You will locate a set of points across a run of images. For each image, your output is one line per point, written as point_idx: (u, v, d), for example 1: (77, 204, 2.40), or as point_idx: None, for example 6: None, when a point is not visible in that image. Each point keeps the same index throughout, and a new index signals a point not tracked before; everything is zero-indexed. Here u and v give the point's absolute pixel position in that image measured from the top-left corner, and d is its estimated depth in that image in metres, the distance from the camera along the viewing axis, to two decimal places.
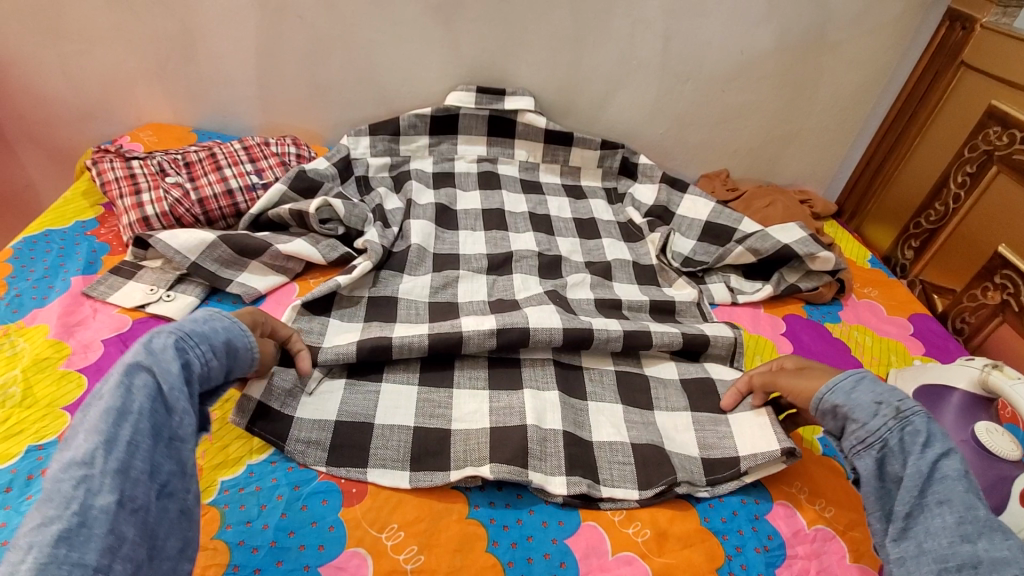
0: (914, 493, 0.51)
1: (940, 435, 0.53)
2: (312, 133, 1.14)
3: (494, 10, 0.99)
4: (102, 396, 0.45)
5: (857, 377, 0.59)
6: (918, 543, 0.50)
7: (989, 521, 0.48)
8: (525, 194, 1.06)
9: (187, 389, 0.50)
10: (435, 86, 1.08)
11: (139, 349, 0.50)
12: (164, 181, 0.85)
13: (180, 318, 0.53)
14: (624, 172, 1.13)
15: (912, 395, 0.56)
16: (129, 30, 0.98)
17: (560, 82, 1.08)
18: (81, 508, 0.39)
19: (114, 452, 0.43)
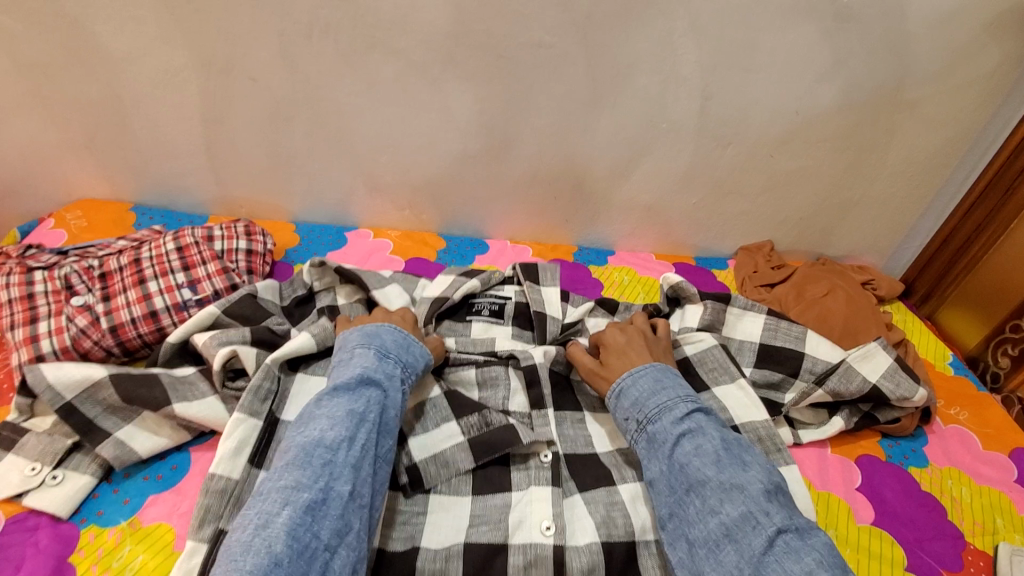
0: (667, 491, 0.54)
1: (668, 419, 0.57)
2: (275, 208, 0.96)
3: (490, 68, 0.80)
4: (351, 400, 0.53)
5: (619, 391, 0.63)
6: (686, 537, 0.51)
7: (723, 484, 0.51)
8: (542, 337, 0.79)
9: (399, 410, 0.57)
10: (420, 155, 0.89)
11: (374, 365, 0.58)
12: (68, 303, 0.68)
13: (396, 345, 0.61)
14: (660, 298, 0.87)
15: (653, 397, 0.60)
16: (47, 96, 0.81)
17: (572, 149, 0.89)
18: (325, 486, 0.47)
19: (353, 448, 0.50)
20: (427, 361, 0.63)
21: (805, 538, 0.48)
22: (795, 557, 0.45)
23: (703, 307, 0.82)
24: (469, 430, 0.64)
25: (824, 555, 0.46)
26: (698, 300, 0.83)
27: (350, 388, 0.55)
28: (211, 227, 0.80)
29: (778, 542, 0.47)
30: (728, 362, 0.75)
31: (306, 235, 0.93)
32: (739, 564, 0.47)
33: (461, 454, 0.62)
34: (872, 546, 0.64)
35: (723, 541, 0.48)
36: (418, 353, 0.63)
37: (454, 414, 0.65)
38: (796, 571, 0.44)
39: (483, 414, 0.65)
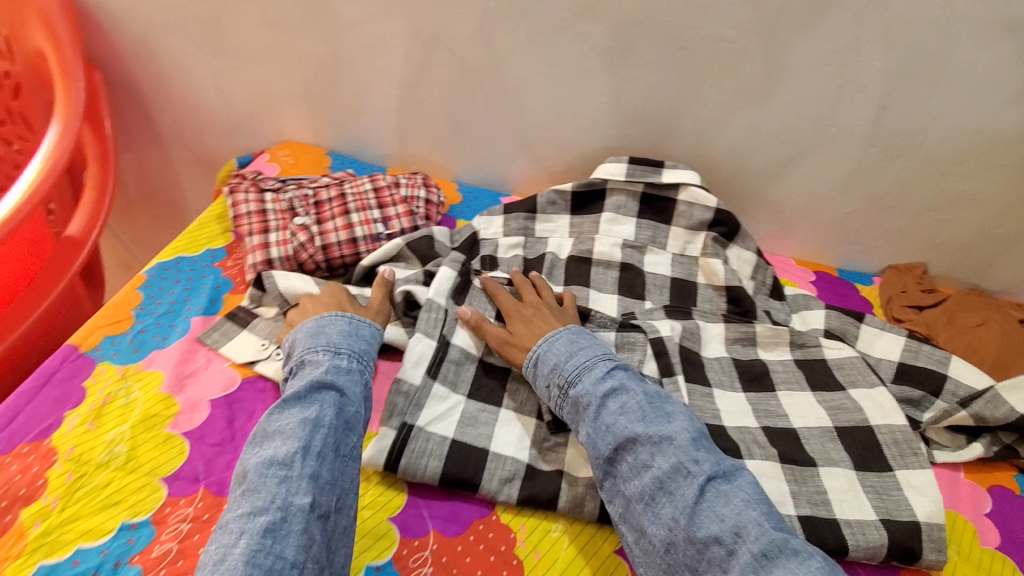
0: (602, 460, 0.58)
1: (590, 380, 0.62)
2: (443, 169, 1.07)
3: (668, 57, 0.84)
4: (302, 410, 0.56)
5: (537, 359, 0.67)
6: (622, 493, 0.56)
7: (652, 438, 0.56)
8: (675, 305, 0.85)
9: (359, 405, 0.60)
10: (582, 135, 0.96)
11: (324, 366, 0.61)
12: (292, 222, 0.83)
13: (344, 338, 0.65)
14: (777, 292, 0.89)
15: (572, 359, 0.65)
16: (282, 50, 0.96)
17: (731, 144, 0.92)
18: (283, 504, 0.49)
19: (307, 458, 0.53)
20: (376, 338, 0.68)
21: (731, 480, 0.54)
22: (727, 501, 0.52)
23: (826, 313, 0.87)
24: None
25: (749, 494, 0.53)
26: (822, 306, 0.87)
27: (300, 398, 0.57)
28: (397, 176, 0.92)
29: (709, 488, 0.53)
30: (867, 370, 0.78)
31: (467, 195, 1.04)
32: (675, 515, 0.52)
33: None
34: (992, 568, 0.63)
35: (658, 493, 0.53)
36: (366, 337, 0.67)
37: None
38: (727, 513, 0.51)
39: None
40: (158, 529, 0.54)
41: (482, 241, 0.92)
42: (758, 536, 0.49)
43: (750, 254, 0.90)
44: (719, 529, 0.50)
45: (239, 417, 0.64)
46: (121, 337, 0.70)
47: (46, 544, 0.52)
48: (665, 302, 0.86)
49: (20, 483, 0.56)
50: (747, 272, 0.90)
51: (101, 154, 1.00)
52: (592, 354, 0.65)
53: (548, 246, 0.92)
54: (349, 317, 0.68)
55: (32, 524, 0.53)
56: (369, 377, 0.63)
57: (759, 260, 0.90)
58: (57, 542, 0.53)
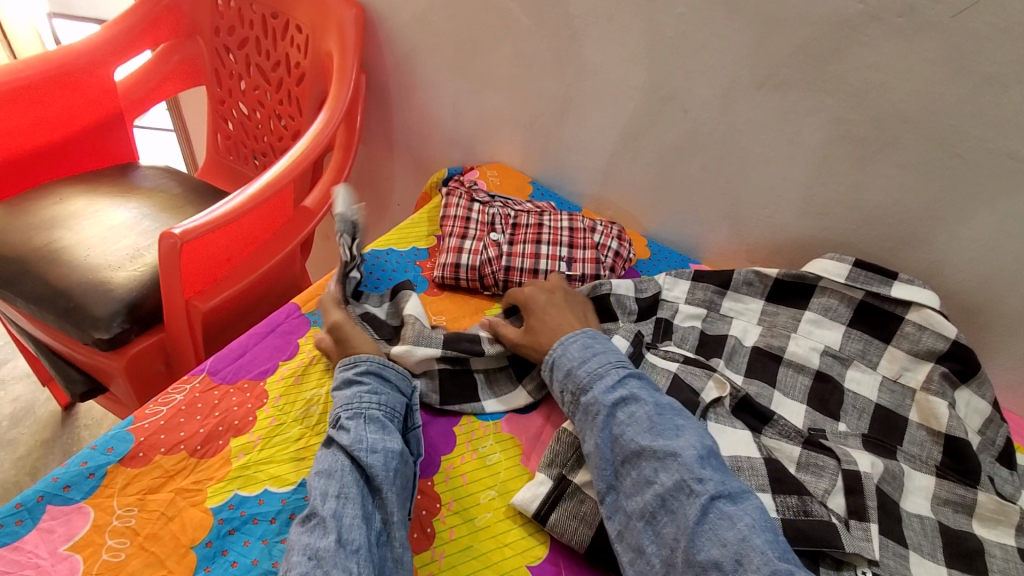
0: (608, 473, 0.59)
1: (600, 388, 0.63)
2: (636, 220, 1.06)
3: (936, 163, 0.75)
4: (317, 461, 0.57)
5: (552, 362, 0.68)
6: (624, 510, 0.57)
7: (657, 454, 0.57)
8: (872, 437, 0.74)
9: (367, 443, 0.58)
10: (803, 221, 0.89)
11: (339, 411, 0.62)
12: (488, 235, 0.87)
13: (356, 379, 0.65)
14: (1010, 462, 0.72)
15: (586, 364, 0.66)
16: (521, 83, 1.04)
17: (989, 271, 0.78)
18: (313, 547, 0.50)
19: (326, 503, 0.53)
20: (386, 365, 0.67)
21: (736, 502, 0.53)
22: (730, 524, 0.51)
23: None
24: (784, 509, 0.63)
25: (754, 519, 0.52)
26: None
27: (323, 447, 0.59)
28: (594, 220, 0.92)
29: (713, 509, 0.53)
30: None
31: (656, 253, 1.01)
32: (677, 536, 0.52)
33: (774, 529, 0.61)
34: None
35: (659, 510, 0.54)
36: (381, 376, 0.66)
37: (769, 488, 0.65)
38: (730, 538, 0.50)
39: (803, 501, 0.63)
40: None
41: (664, 303, 0.86)
42: (760, 565, 0.48)
43: (985, 404, 0.74)
44: (721, 555, 0.50)
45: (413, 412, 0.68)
46: None
47: (243, 476, 0.59)
48: (862, 431, 0.75)
49: (236, 414, 0.64)
50: (974, 425, 0.75)
51: (346, 144, 1.15)
52: (601, 358, 0.66)
53: (731, 328, 0.84)
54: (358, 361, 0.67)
55: (237, 454, 0.60)
56: (377, 408, 0.62)
57: (995, 414, 0.75)
58: (252, 477, 0.59)
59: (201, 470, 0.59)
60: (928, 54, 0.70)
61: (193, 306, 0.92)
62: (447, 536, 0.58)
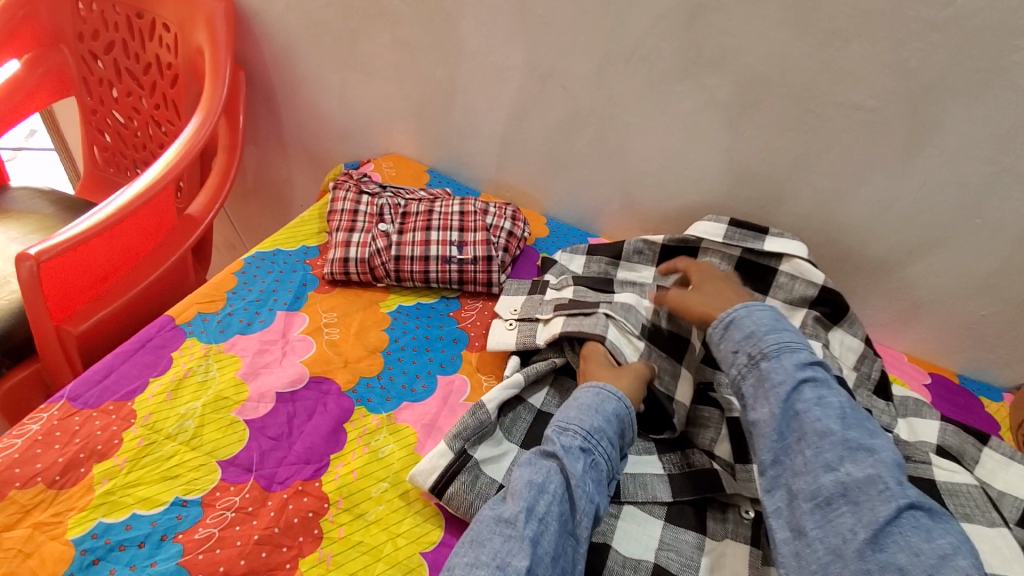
0: (786, 444, 0.56)
1: (789, 361, 0.60)
2: (533, 201, 1.06)
3: (793, 119, 0.79)
4: (530, 471, 0.56)
5: (729, 322, 0.65)
6: (788, 487, 0.55)
7: (849, 444, 0.53)
8: None
9: (590, 480, 0.56)
10: (684, 188, 0.92)
11: (559, 435, 0.59)
12: (376, 227, 0.86)
13: (586, 411, 0.61)
14: (882, 392, 0.78)
15: (773, 334, 0.62)
16: (405, 70, 1.02)
17: (851, 218, 0.83)
18: (502, 565, 0.49)
19: (530, 522, 0.52)
20: (624, 407, 0.63)
21: (932, 517, 0.50)
22: (927, 536, 0.48)
23: (941, 426, 0.74)
24: (669, 467, 0.66)
25: (953, 537, 0.49)
26: (937, 417, 0.75)
27: (532, 460, 0.58)
28: (488, 203, 0.92)
29: (906, 514, 0.50)
30: (987, 505, 0.65)
31: (554, 230, 1.02)
32: (855, 527, 0.50)
33: (661, 485, 0.64)
34: None
35: (838, 497, 0.52)
36: (620, 419, 0.62)
37: (656, 450, 0.68)
38: (927, 550, 0.47)
39: (685, 455, 0.67)
40: (205, 512, 0.56)
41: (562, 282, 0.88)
42: None
43: (857, 341, 0.80)
44: (907, 561, 0.47)
45: (299, 414, 0.65)
46: (212, 317, 0.75)
47: (107, 503, 0.55)
48: None
49: (100, 438, 0.60)
50: (847, 362, 0.79)
51: (229, 145, 1.10)
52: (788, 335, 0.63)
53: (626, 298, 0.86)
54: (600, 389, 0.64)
55: (100, 481, 0.57)
56: (607, 460, 0.59)
57: (864, 350, 0.80)
58: (117, 503, 0.55)
59: (60, 502, 0.55)
60: (773, 15, 0.73)
61: (65, 331, 0.85)
62: (336, 534, 0.56)
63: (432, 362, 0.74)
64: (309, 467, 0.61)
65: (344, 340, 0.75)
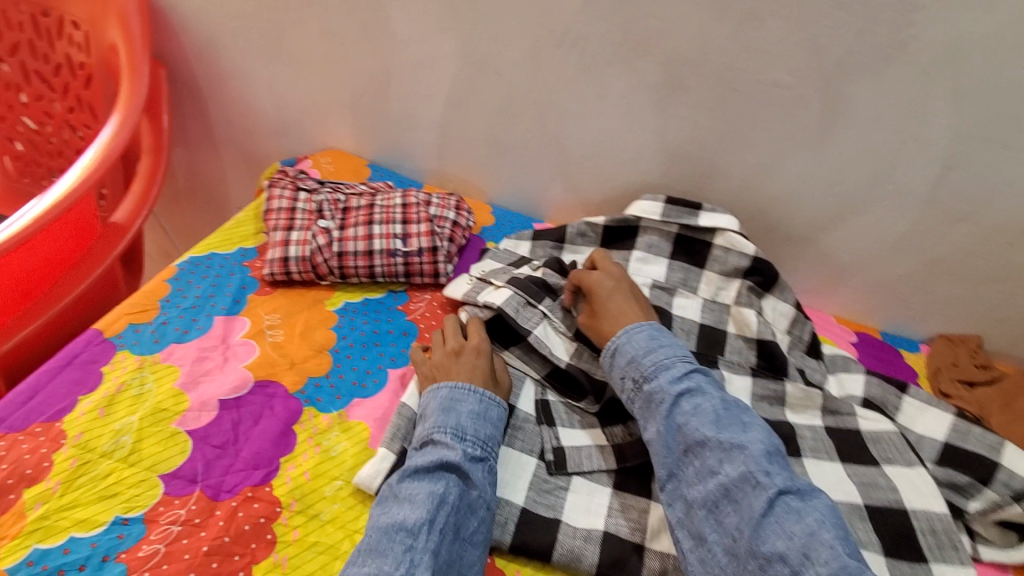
0: (675, 459, 0.58)
1: (666, 378, 0.62)
2: (477, 190, 1.06)
3: (719, 98, 0.82)
4: (430, 483, 0.55)
5: (614, 350, 0.67)
6: (684, 499, 0.56)
7: (723, 445, 0.56)
8: (699, 355, 0.79)
9: (482, 486, 0.57)
10: (622, 170, 0.94)
11: (454, 446, 0.58)
12: (316, 223, 0.84)
13: (475, 419, 0.61)
14: (814, 352, 0.83)
15: (651, 356, 0.64)
16: (337, 62, 0.99)
17: (778, 190, 0.88)
18: (405, 573, 0.48)
19: (431, 532, 0.51)
20: (502, 414, 0.63)
21: (804, 498, 0.53)
22: (798, 518, 0.51)
23: (866, 379, 0.80)
24: (613, 438, 0.67)
25: (824, 515, 0.51)
26: (863, 372, 0.81)
27: (428, 471, 0.56)
28: (430, 195, 0.91)
29: (779, 502, 0.52)
30: (906, 447, 0.70)
31: (500, 218, 1.02)
32: (740, 525, 0.52)
33: (605, 455, 0.66)
34: None
35: (722, 500, 0.53)
36: (499, 424, 0.63)
37: (598, 423, 0.69)
38: (798, 532, 0.49)
39: (627, 426, 0.68)
40: (149, 528, 0.54)
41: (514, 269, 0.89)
42: (829, 559, 0.48)
43: (788, 307, 0.84)
44: (786, 547, 0.49)
45: (245, 420, 0.64)
46: (144, 327, 0.71)
47: (42, 528, 0.53)
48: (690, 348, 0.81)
49: (28, 461, 0.57)
50: (782, 326, 0.84)
51: (155, 147, 1.05)
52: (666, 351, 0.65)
53: None
54: (479, 392, 0.63)
55: (32, 506, 0.54)
56: (495, 460, 0.60)
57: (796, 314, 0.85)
58: (53, 526, 0.53)
59: None
60: None
61: None
62: (290, 537, 0.55)
63: (382, 357, 0.73)
64: (258, 473, 0.59)
65: (288, 341, 0.73)
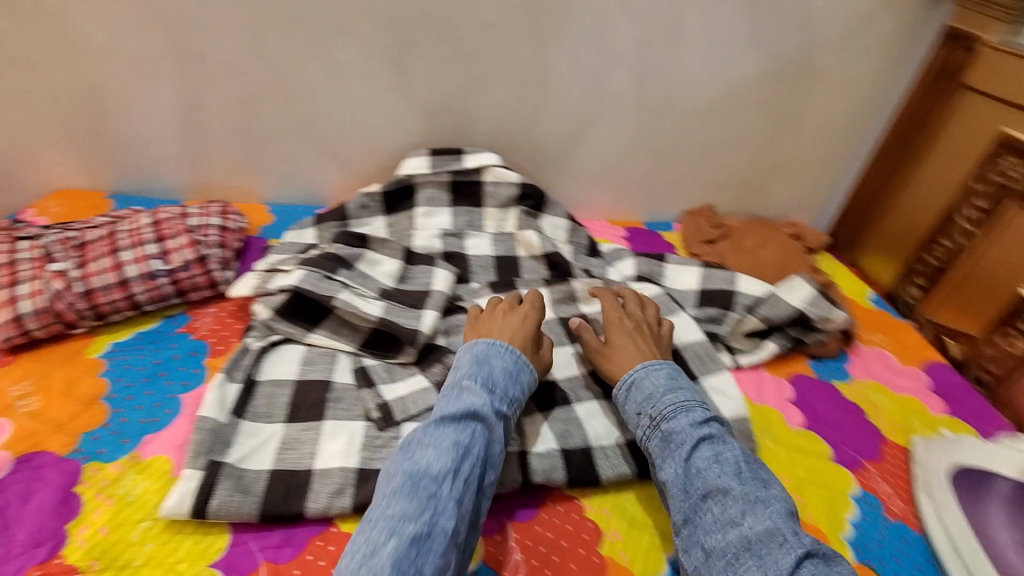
0: (682, 498, 0.56)
1: (685, 421, 0.60)
2: (248, 192, 1.01)
3: (446, 49, 0.88)
4: (457, 430, 0.55)
5: (631, 385, 0.66)
6: (702, 546, 0.52)
7: (747, 496, 0.53)
8: (498, 282, 0.88)
9: (502, 440, 0.58)
10: (385, 136, 0.96)
11: (482, 396, 0.59)
12: (48, 269, 0.73)
13: (504, 375, 0.62)
14: (592, 251, 0.97)
15: (668, 396, 0.63)
16: (27, 88, 0.86)
17: (525, 122, 0.97)
18: (429, 521, 0.49)
19: (456, 482, 0.52)
20: (532, 377, 0.66)
21: (833, 563, 0.48)
22: None
23: (635, 260, 0.94)
24: (434, 376, 0.70)
25: None
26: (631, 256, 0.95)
27: (456, 417, 0.56)
28: (186, 207, 0.85)
29: (809, 563, 0.48)
30: (671, 301, 0.86)
31: (279, 214, 1.00)
32: None
33: (429, 393, 0.68)
34: (804, 444, 0.73)
35: (744, 554, 0.49)
36: (523, 380, 0.64)
37: (420, 369, 0.72)
38: None
39: (444, 362, 0.72)
40: None
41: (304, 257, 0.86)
42: None
43: (562, 220, 0.96)
44: None
45: (11, 502, 0.55)
46: None
47: None
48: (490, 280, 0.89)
49: None
50: (563, 238, 0.96)
51: None
52: (687, 395, 0.64)
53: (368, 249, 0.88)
54: (494, 345, 0.66)
55: None
56: (514, 412, 0.62)
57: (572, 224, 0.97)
58: None
59: None
60: None
61: None
62: None
63: (170, 384, 0.68)
64: (42, 549, 0.52)
65: (48, 404, 0.64)
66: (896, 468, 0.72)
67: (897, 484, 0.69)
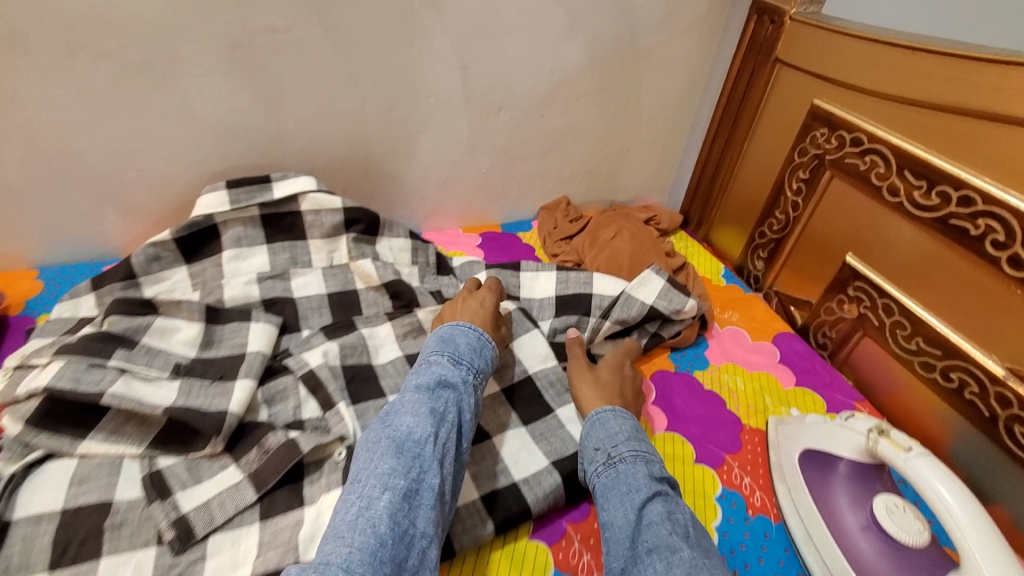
0: (627, 545, 0.52)
1: (643, 471, 0.58)
2: (9, 256, 0.82)
3: (224, 62, 0.73)
4: (431, 398, 0.58)
5: (596, 422, 0.65)
6: None
7: (696, 560, 0.49)
8: (335, 322, 0.78)
9: (474, 410, 0.61)
10: (174, 170, 0.81)
11: (449, 368, 0.62)
12: None
13: (471, 349, 0.66)
14: (441, 269, 0.89)
15: (630, 441, 0.62)
16: None
17: (344, 136, 0.86)
18: (416, 479, 0.51)
19: (436, 446, 0.55)
20: (495, 352, 0.68)
21: None
22: None
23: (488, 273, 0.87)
24: (249, 466, 0.59)
25: None
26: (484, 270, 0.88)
27: (430, 388, 0.59)
28: None
29: None
30: (525, 319, 0.81)
31: (51, 280, 0.82)
32: None
33: (242, 489, 0.57)
34: (667, 451, 0.71)
35: None
36: (488, 357, 0.67)
37: (232, 458, 0.60)
38: None
39: (261, 444, 0.61)
40: None
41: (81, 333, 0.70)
42: None
43: (403, 240, 0.88)
44: None
45: None
46: None
47: None
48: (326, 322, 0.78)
49: None
50: (406, 259, 0.88)
51: None
52: (648, 447, 0.62)
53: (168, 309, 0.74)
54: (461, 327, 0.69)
55: None
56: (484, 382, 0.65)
57: (415, 239, 0.89)
58: None
59: None
60: None
61: None
62: None
63: None
64: None
65: None
66: (754, 456, 0.72)
67: (755, 473, 0.70)
